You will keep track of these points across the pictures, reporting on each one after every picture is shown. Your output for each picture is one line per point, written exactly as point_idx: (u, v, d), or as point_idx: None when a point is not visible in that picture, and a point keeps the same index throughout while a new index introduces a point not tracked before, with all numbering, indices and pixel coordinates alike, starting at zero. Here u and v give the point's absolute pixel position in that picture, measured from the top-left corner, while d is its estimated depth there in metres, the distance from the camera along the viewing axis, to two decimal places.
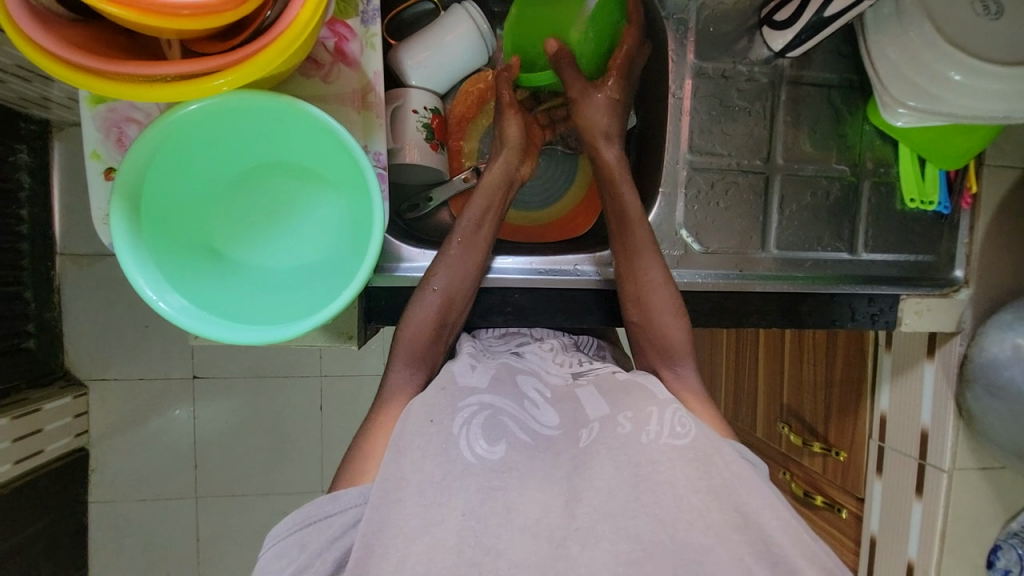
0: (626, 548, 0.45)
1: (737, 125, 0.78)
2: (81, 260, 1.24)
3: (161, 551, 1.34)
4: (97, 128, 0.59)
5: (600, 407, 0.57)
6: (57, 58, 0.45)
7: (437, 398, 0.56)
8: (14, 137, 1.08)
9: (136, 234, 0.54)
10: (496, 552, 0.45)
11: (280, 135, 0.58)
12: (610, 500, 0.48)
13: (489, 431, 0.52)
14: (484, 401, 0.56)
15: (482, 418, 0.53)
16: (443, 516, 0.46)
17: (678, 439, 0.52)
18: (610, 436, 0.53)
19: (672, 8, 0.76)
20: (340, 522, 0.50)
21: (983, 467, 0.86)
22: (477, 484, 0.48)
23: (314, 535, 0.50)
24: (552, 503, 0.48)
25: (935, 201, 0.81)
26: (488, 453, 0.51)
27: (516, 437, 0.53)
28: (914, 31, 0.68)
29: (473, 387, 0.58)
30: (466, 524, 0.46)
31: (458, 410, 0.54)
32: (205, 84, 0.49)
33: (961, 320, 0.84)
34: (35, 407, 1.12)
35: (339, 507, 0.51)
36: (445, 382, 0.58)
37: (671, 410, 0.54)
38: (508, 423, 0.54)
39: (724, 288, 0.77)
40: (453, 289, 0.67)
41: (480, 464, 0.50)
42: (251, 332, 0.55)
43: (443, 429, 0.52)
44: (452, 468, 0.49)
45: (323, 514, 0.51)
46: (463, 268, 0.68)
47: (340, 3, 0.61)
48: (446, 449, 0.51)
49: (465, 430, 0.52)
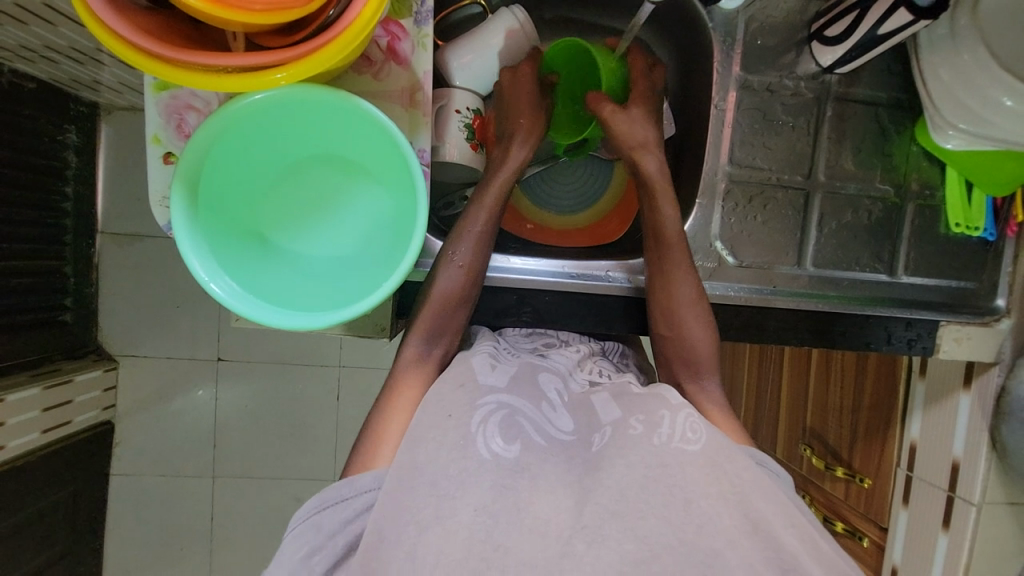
0: (632, 548, 0.45)
1: (779, 139, 0.78)
2: (121, 239, 1.29)
3: (178, 527, 1.38)
4: (159, 112, 0.61)
5: (613, 413, 0.58)
6: (131, 44, 0.48)
7: (457, 395, 0.56)
8: (64, 117, 1.14)
9: (194, 218, 0.56)
10: (504, 549, 0.45)
11: (330, 129, 0.60)
12: (620, 498, 0.48)
13: (506, 431, 0.53)
14: (501, 401, 0.56)
15: (499, 417, 0.54)
16: (455, 508, 0.47)
17: (689, 445, 0.51)
18: (620, 437, 0.54)
19: (720, 20, 0.76)
20: (355, 506, 0.51)
21: (1014, 502, 0.84)
22: (492, 481, 0.49)
23: (329, 518, 0.51)
24: (562, 503, 0.49)
25: (981, 227, 0.79)
26: (504, 451, 0.51)
27: (531, 438, 0.54)
28: (968, 54, 0.67)
29: (490, 387, 0.58)
30: (478, 518, 0.46)
31: (477, 407, 0.55)
32: (266, 77, 0.51)
33: (1001, 350, 0.82)
34: (68, 378, 1.18)
35: (355, 491, 0.52)
36: (465, 379, 0.59)
37: (685, 415, 0.54)
38: (525, 425, 0.55)
39: (755, 303, 0.77)
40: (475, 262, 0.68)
41: (493, 461, 0.50)
42: (297, 317, 0.56)
43: (461, 425, 0.53)
44: (467, 463, 0.50)
45: (337, 498, 0.52)
46: (483, 236, 0.69)
47: (395, 3, 0.63)
48: (464, 445, 0.51)
49: (482, 428, 0.52)
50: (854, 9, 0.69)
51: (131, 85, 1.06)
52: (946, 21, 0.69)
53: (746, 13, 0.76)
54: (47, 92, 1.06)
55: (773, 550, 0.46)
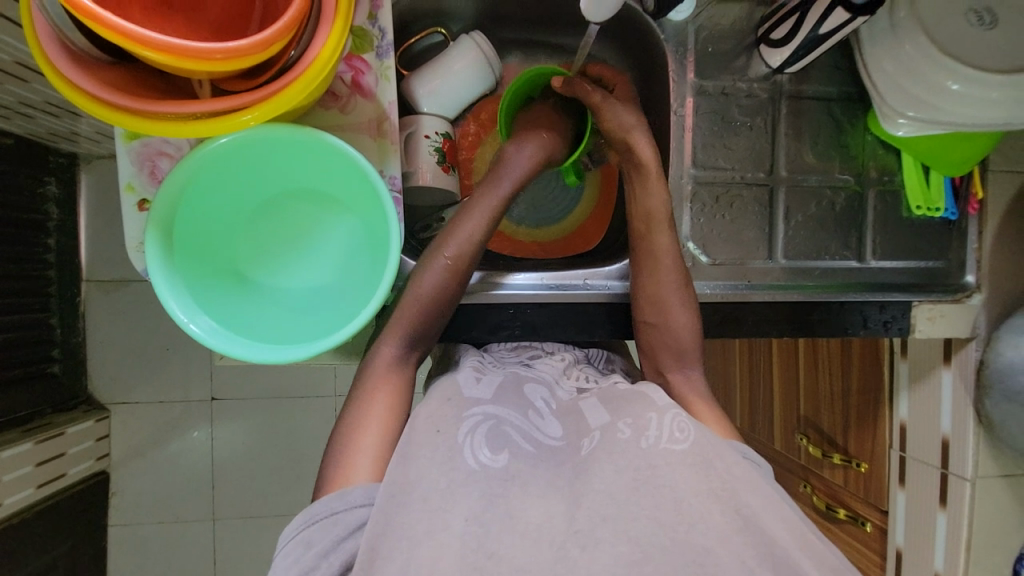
0: (626, 549, 0.45)
1: (739, 139, 0.80)
2: (106, 286, 1.28)
3: (181, 574, 1.35)
4: (131, 161, 0.62)
5: (601, 417, 0.59)
6: (100, 100, 0.49)
7: (443, 408, 0.57)
8: (43, 171, 1.15)
9: (169, 260, 0.57)
10: (497, 556, 0.45)
11: (300, 164, 0.61)
12: (611, 502, 0.48)
13: (492, 441, 0.54)
14: (488, 412, 0.58)
15: (485, 427, 0.55)
16: (447, 521, 0.47)
17: (676, 444, 0.52)
18: (608, 440, 0.54)
19: (671, 31, 0.79)
20: (345, 522, 0.51)
21: (1006, 474, 0.85)
22: (481, 491, 0.50)
23: (319, 533, 0.51)
24: (554, 508, 0.49)
25: (942, 208, 0.81)
26: (491, 461, 0.52)
27: (519, 446, 0.55)
28: (910, 44, 0.69)
29: (476, 399, 0.59)
30: (468, 527, 0.47)
31: (464, 419, 0.56)
32: (233, 119, 0.52)
33: (976, 325, 0.83)
34: (59, 431, 1.16)
35: (344, 506, 0.52)
36: (451, 393, 0.60)
37: (671, 416, 0.55)
38: (512, 433, 0.56)
39: (732, 299, 0.78)
40: (462, 260, 0.68)
41: (482, 471, 0.51)
42: (277, 350, 0.57)
43: (449, 437, 0.54)
44: (455, 474, 0.50)
45: (328, 512, 0.52)
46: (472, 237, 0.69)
47: (356, 39, 0.65)
48: (451, 456, 0.52)
49: (470, 438, 0.54)
50: (796, 12, 0.72)
51: (107, 134, 1.08)
52: (885, 16, 0.72)
53: (695, 22, 0.79)
54: (24, 147, 1.07)
55: (766, 544, 0.46)
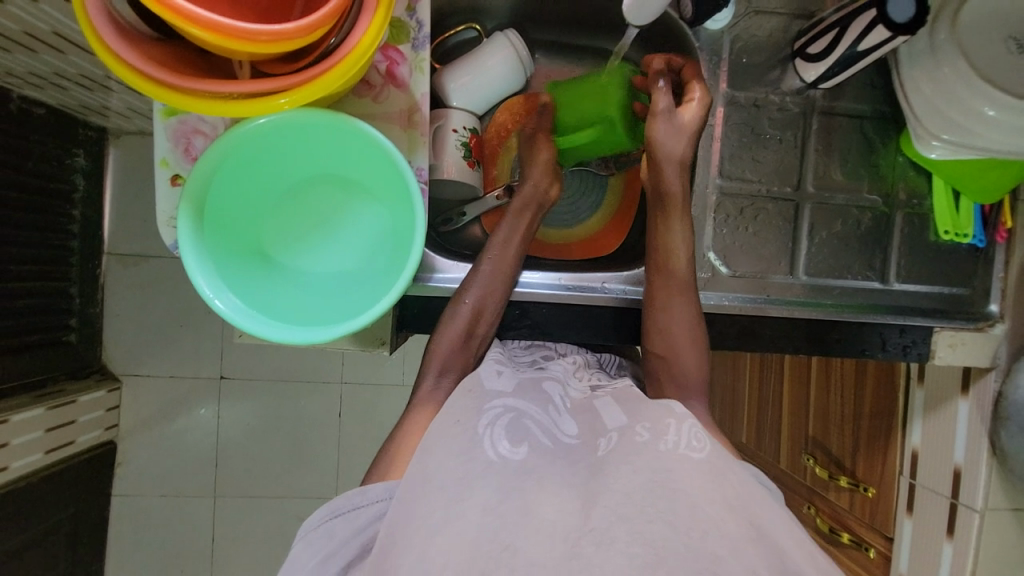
0: (640, 552, 0.44)
1: (767, 153, 0.80)
2: (126, 259, 1.31)
3: (180, 548, 1.38)
4: (168, 137, 0.64)
5: (619, 418, 0.58)
6: (143, 74, 0.50)
7: (466, 401, 0.60)
8: (74, 142, 1.18)
9: (199, 236, 0.58)
10: (513, 549, 0.45)
11: (331, 149, 0.62)
12: (626, 502, 0.47)
13: (512, 433, 0.55)
14: (508, 404, 0.59)
15: (505, 420, 0.56)
16: (462, 512, 0.48)
17: (694, 451, 0.52)
18: (627, 442, 0.54)
19: (706, 40, 0.79)
20: (368, 514, 0.53)
21: (1018, 509, 0.83)
22: (496, 482, 0.50)
23: (342, 525, 0.52)
24: (569, 505, 0.49)
25: (970, 234, 0.80)
26: (511, 453, 0.53)
27: (537, 439, 0.56)
28: (949, 67, 0.69)
29: (496, 392, 0.61)
30: (485, 518, 0.47)
31: (484, 411, 0.58)
32: (271, 101, 0.53)
33: (997, 356, 0.82)
34: (71, 399, 1.18)
35: (367, 500, 0.54)
36: (472, 386, 0.62)
37: (690, 424, 0.55)
38: (531, 427, 0.57)
39: (750, 311, 0.78)
40: (485, 302, 0.71)
41: (501, 463, 0.52)
42: (301, 331, 0.58)
43: (468, 429, 0.55)
44: (473, 465, 0.51)
45: (351, 505, 0.54)
46: (490, 282, 0.72)
47: (393, 30, 0.66)
48: (470, 447, 0.53)
49: (489, 431, 0.55)
50: (834, 28, 0.72)
51: (139, 110, 1.10)
52: (925, 36, 0.71)
53: (730, 33, 0.79)
54: (58, 118, 1.10)
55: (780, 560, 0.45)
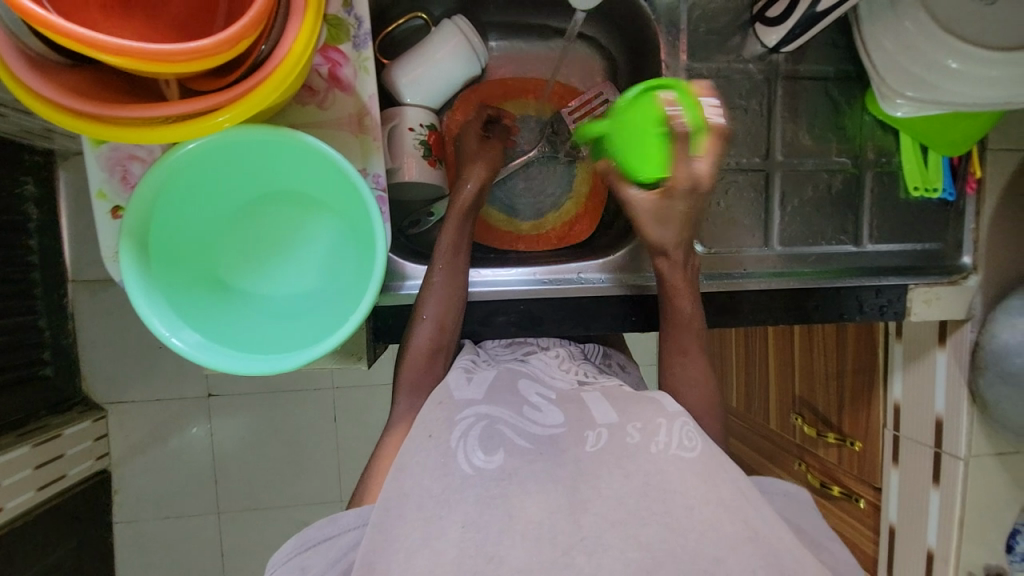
0: (636, 556, 0.44)
1: (735, 124, 0.78)
2: (92, 286, 1.26)
3: (187, 568, 1.37)
4: (100, 166, 0.59)
5: (609, 416, 0.56)
6: (60, 106, 0.46)
7: (436, 413, 0.57)
8: (19, 169, 1.11)
9: (146, 273, 0.55)
10: (497, 560, 0.44)
11: (278, 166, 0.59)
12: (620, 507, 0.47)
13: (487, 442, 0.52)
14: (480, 412, 0.56)
15: (478, 428, 0.53)
16: (442, 529, 0.46)
17: (685, 451, 0.51)
18: (617, 444, 0.52)
19: (663, 11, 0.76)
20: (340, 544, 0.51)
21: (999, 452, 0.86)
22: (477, 494, 0.48)
23: (315, 559, 0.51)
24: (557, 501, 0.48)
25: (940, 188, 0.80)
26: (486, 464, 0.50)
27: (514, 443, 0.53)
28: (910, 21, 0.67)
29: (468, 400, 0.58)
30: (466, 535, 0.46)
31: (455, 423, 0.55)
32: (207, 122, 0.50)
33: (971, 307, 0.83)
34: (57, 432, 1.15)
35: (337, 530, 0.52)
36: (441, 397, 0.59)
37: (680, 423, 0.54)
38: (505, 431, 0.54)
39: (721, 288, 0.77)
40: (444, 317, 0.68)
41: (477, 476, 0.49)
42: (266, 361, 0.55)
43: (441, 443, 0.52)
44: (450, 481, 0.49)
45: (322, 537, 0.52)
46: (446, 295, 0.69)
47: (331, 29, 0.61)
48: (445, 461, 0.51)
49: (463, 442, 0.52)
50: None
51: None
52: None
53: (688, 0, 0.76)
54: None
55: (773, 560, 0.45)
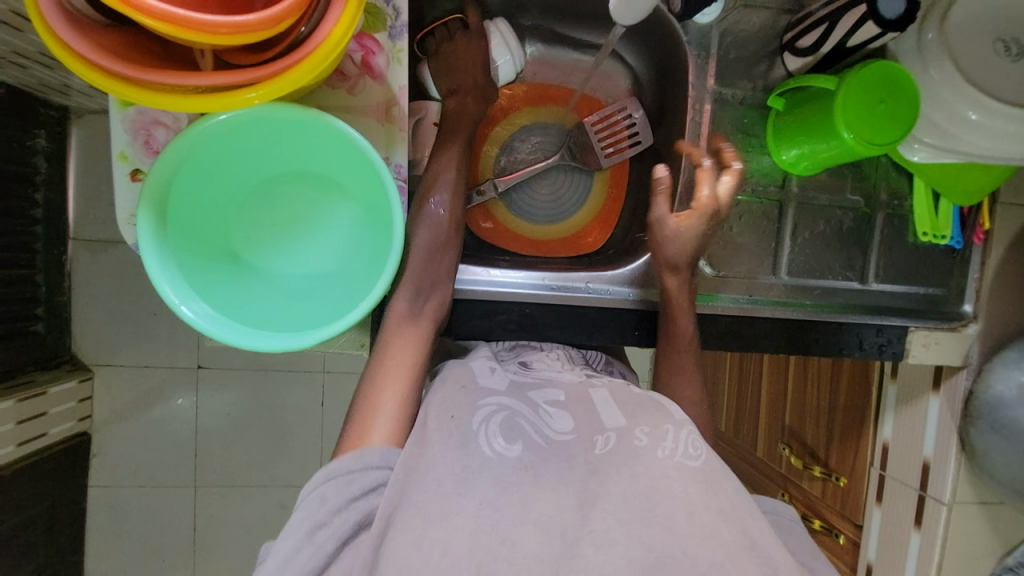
0: (639, 554, 0.45)
1: (753, 152, 0.80)
2: (94, 246, 1.25)
3: (159, 539, 1.36)
4: (125, 129, 0.60)
5: (617, 418, 0.57)
6: (94, 65, 0.46)
7: (457, 396, 0.58)
8: (34, 122, 1.11)
9: (163, 240, 0.55)
10: (511, 542, 0.45)
11: (303, 146, 0.59)
12: (626, 506, 0.48)
13: (507, 431, 0.54)
14: (501, 403, 0.57)
15: (499, 418, 0.55)
16: (461, 506, 0.47)
17: (690, 460, 0.52)
18: (626, 446, 0.53)
19: (695, 33, 0.77)
20: (363, 480, 0.52)
21: (982, 501, 0.87)
22: (495, 479, 0.49)
23: (335, 490, 0.51)
24: (565, 502, 0.49)
25: (948, 235, 0.81)
26: (506, 451, 0.52)
27: (531, 438, 0.54)
28: (936, 70, 0.67)
29: (491, 389, 0.59)
30: (483, 515, 0.46)
31: (477, 408, 0.56)
32: (239, 96, 0.50)
33: (968, 355, 0.84)
34: (42, 390, 1.14)
35: (363, 466, 0.52)
36: (466, 380, 0.61)
37: (687, 431, 0.55)
38: (524, 425, 0.55)
39: (734, 313, 0.77)
40: (426, 274, 0.66)
41: (498, 460, 0.51)
42: (275, 339, 0.56)
43: (462, 426, 0.54)
44: (469, 462, 0.50)
45: (345, 471, 0.52)
46: (428, 252, 0.67)
47: (368, 17, 0.62)
48: (465, 442, 0.52)
49: (484, 427, 0.54)
50: (824, 22, 0.69)
51: None
52: (914, 34, 0.70)
53: (719, 27, 0.77)
54: (14, 96, 1.03)
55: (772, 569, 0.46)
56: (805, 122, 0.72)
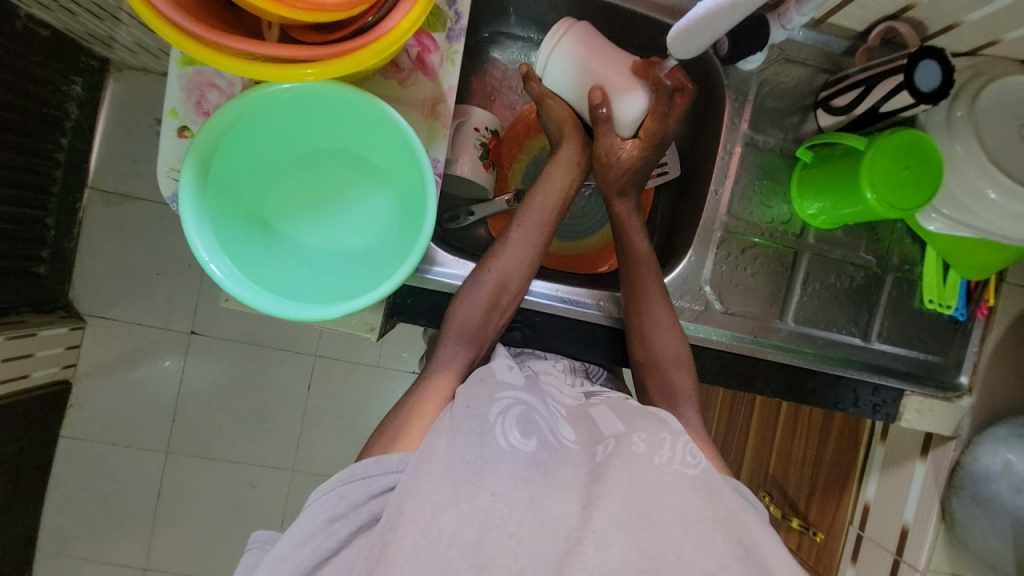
0: (637, 558, 0.46)
1: (777, 199, 0.82)
2: (109, 198, 1.26)
3: (121, 502, 1.34)
4: (180, 86, 0.61)
5: (615, 426, 0.57)
6: (163, 15, 0.48)
7: (477, 388, 0.59)
8: (74, 69, 1.13)
9: (203, 197, 0.56)
10: (517, 538, 0.46)
11: (347, 126, 0.61)
12: (625, 511, 0.48)
13: (524, 425, 0.54)
14: (519, 397, 0.58)
15: (517, 411, 0.55)
16: (472, 493, 0.48)
17: (688, 467, 0.52)
18: (623, 451, 0.53)
19: (735, 79, 0.81)
20: (380, 483, 0.52)
21: (957, 574, 0.85)
22: (509, 470, 0.50)
23: (353, 489, 0.52)
24: (570, 505, 0.49)
25: (953, 306, 0.83)
26: (521, 444, 0.53)
27: (547, 437, 0.55)
28: (961, 145, 0.70)
29: (510, 383, 0.60)
30: (494, 503, 0.47)
31: (495, 400, 0.57)
32: (295, 70, 0.51)
33: (959, 427, 0.84)
34: (32, 331, 1.14)
35: (382, 469, 0.53)
36: (483, 374, 0.61)
37: (684, 440, 0.55)
38: (539, 421, 0.56)
39: (737, 350, 0.80)
40: (507, 279, 0.72)
41: (511, 452, 0.52)
42: (294, 307, 0.57)
43: (479, 415, 0.55)
44: (486, 451, 0.51)
45: (365, 473, 0.52)
46: (516, 254, 0.73)
47: (430, 17, 0.65)
48: (481, 432, 0.53)
49: (501, 420, 0.54)
50: (861, 85, 0.72)
51: (147, 47, 1.06)
52: (944, 109, 0.72)
53: (759, 76, 0.81)
54: (60, 42, 1.05)
55: None
56: (832, 178, 0.74)
